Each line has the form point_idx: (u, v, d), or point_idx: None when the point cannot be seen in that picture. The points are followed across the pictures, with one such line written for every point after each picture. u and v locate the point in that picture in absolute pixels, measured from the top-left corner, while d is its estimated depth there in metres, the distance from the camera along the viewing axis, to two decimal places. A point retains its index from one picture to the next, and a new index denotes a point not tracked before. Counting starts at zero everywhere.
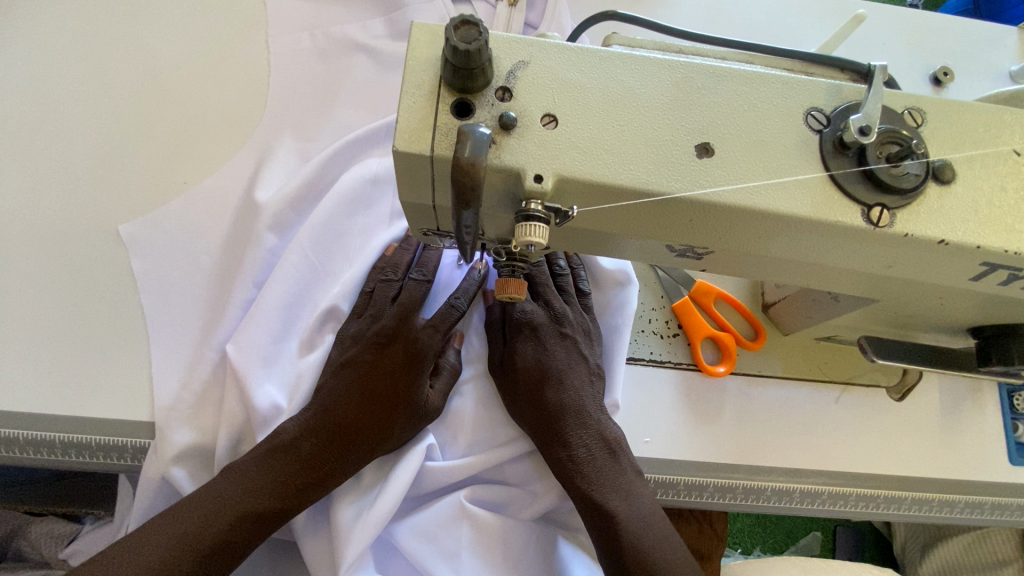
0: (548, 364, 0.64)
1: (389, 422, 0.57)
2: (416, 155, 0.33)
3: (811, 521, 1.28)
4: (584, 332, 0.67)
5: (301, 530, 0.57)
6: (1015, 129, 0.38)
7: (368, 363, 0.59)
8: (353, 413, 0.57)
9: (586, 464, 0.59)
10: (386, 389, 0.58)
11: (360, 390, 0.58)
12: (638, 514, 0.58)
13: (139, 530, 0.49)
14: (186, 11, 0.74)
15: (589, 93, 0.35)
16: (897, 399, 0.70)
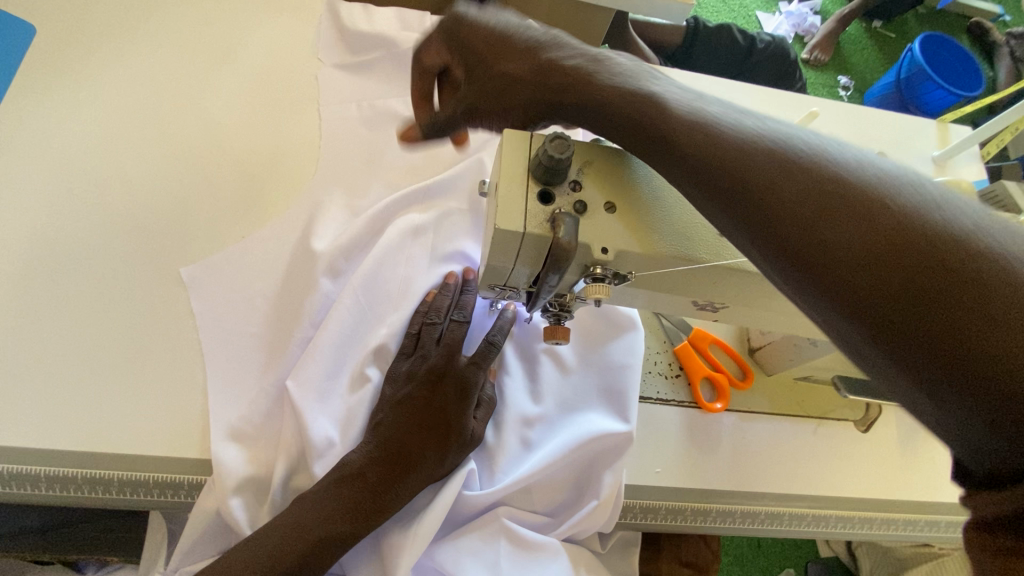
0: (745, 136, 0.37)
1: (442, 451, 0.64)
2: (511, 230, 0.43)
3: (784, 557, 1.38)
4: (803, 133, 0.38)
5: (357, 554, 0.64)
6: None
7: (422, 398, 0.66)
8: (410, 441, 0.63)
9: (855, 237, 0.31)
10: (433, 424, 0.65)
11: (415, 421, 0.65)
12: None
13: (229, 553, 0.57)
14: (247, 80, 0.83)
15: (637, 187, 0.45)
16: (863, 431, 0.82)
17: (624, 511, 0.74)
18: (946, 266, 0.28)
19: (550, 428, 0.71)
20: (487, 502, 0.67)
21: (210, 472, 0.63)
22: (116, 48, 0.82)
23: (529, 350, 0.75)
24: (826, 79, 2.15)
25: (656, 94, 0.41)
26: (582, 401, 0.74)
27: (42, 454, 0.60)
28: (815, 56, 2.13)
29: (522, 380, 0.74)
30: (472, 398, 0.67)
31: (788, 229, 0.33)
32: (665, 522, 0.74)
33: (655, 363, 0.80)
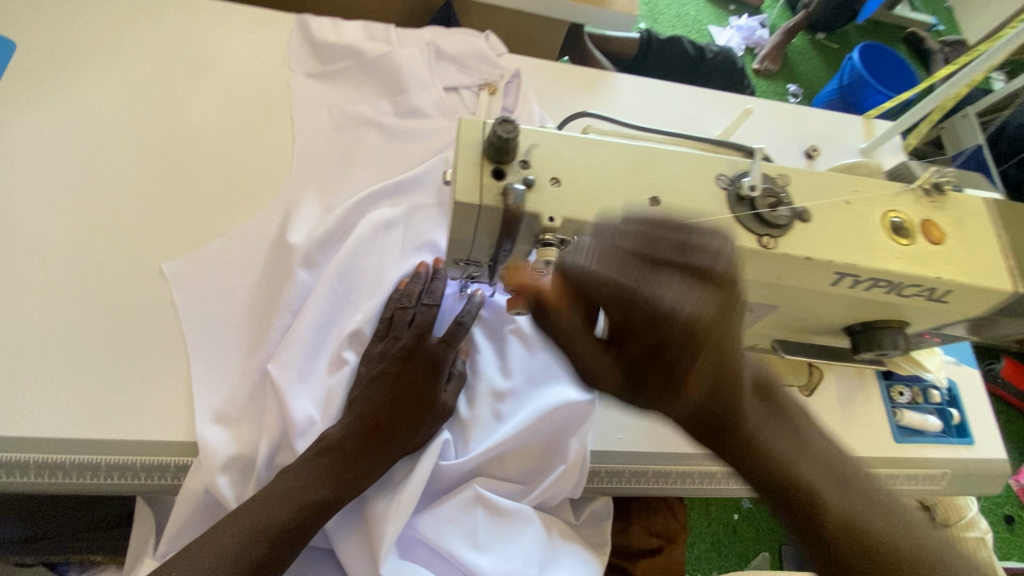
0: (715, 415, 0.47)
1: (416, 421, 0.70)
2: (469, 203, 0.49)
3: (760, 543, 1.44)
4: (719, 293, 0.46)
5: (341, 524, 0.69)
6: (843, 187, 0.60)
7: (394, 374, 0.72)
8: (386, 413, 0.69)
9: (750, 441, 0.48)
10: (409, 397, 0.71)
11: (390, 395, 0.70)
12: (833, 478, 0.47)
13: (210, 530, 0.59)
14: (222, 90, 0.88)
15: (578, 165, 0.52)
16: (807, 395, 0.90)
17: (592, 476, 0.79)
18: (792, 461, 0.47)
19: (519, 401, 0.77)
20: (463, 471, 0.72)
21: (197, 454, 0.66)
22: (94, 61, 0.85)
23: (497, 331, 0.81)
24: (777, 88, 2.30)
25: (664, 312, 0.41)
26: (548, 374, 0.79)
27: (31, 443, 0.63)
28: (766, 66, 2.29)
29: (492, 358, 0.79)
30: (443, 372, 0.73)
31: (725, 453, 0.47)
32: (630, 485, 0.81)
33: None
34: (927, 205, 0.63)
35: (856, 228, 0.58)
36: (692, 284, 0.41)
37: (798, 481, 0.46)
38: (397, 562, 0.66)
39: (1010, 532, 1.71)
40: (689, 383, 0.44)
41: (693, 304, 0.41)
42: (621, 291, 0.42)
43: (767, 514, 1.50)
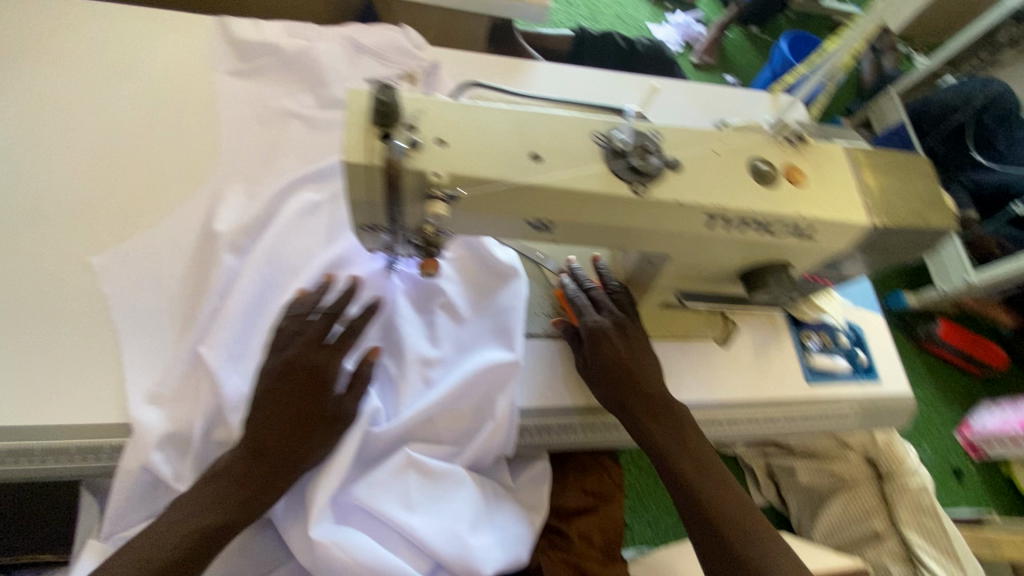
0: (631, 415, 0.77)
1: (308, 435, 0.68)
2: (358, 164, 0.53)
3: None
4: (642, 403, 0.77)
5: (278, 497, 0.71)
6: (712, 139, 0.67)
7: (278, 389, 0.68)
8: (273, 433, 0.67)
9: (650, 437, 0.76)
10: (299, 415, 0.68)
11: (273, 413, 0.67)
12: (706, 470, 0.73)
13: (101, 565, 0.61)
14: (146, 90, 0.90)
15: (462, 128, 0.57)
16: (722, 346, 0.97)
17: (522, 432, 0.84)
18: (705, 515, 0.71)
19: (447, 368, 0.81)
20: (394, 436, 0.76)
21: (130, 434, 0.68)
22: (13, 66, 0.87)
23: (423, 305, 0.85)
24: (714, 79, 2.42)
25: (619, 367, 0.78)
26: (475, 341, 0.83)
27: None
28: (704, 60, 2.41)
29: (420, 330, 0.83)
30: (333, 382, 0.70)
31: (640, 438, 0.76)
32: (557, 438, 0.87)
33: (539, 307, 0.92)
34: (791, 152, 0.70)
35: (724, 174, 0.65)
36: (609, 320, 0.80)
37: (678, 476, 0.73)
38: (330, 526, 0.69)
39: (963, 484, 1.71)
40: (643, 404, 0.77)
41: (587, 330, 0.80)
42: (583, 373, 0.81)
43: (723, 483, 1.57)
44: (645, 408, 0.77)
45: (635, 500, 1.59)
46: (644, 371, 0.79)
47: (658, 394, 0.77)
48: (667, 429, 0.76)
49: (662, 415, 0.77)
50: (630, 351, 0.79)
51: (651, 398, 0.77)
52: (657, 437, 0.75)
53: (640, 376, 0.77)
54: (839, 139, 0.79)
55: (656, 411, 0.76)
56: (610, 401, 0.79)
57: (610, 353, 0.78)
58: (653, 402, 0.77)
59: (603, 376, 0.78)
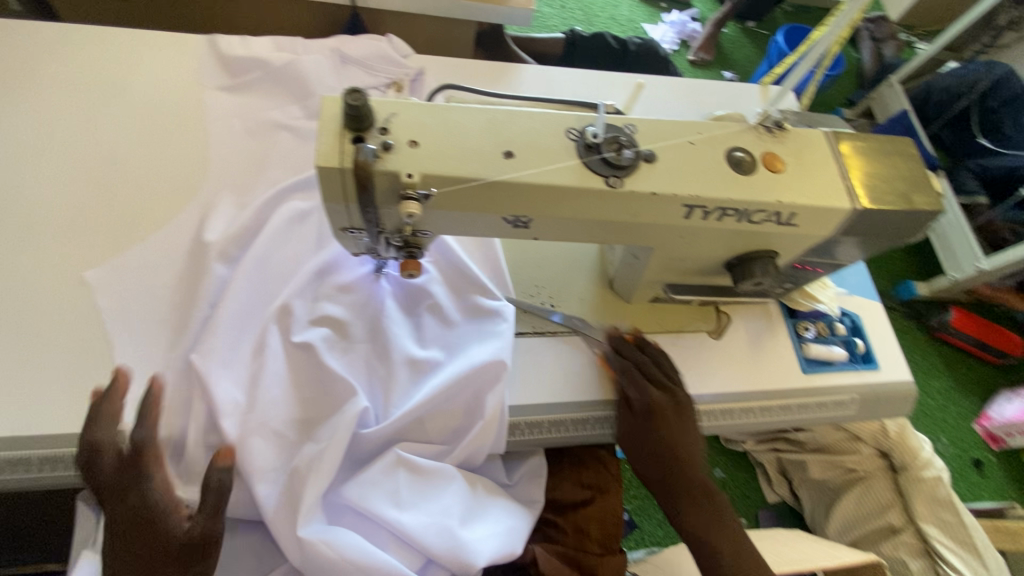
0: (673, 494, 0.78)
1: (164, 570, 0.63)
2: (331, 168, 0.54)
3: None
4: (688, 484, 0.78)
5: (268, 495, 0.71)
6: (688, 130, 0.67)
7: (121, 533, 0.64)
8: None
9: (687, 518, 0.77)
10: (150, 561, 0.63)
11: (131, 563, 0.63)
12: (737, 554, 0.76)
13: None
14: (138, 109, 0.93)
15: (434, 128, 0.58)
16: (716, 338, 0.96)
17: (513, 428, 0.84)
18: None
19: (435, 367, 0.81)
20: (384, 434, 0.77)
21: (125, 441, 0.70)
22: (10, 92, 0.90)
23: (411, 307, 0.87)
24: (711, 75, 2.42)
25: (670, 444, 0.79)
26: (464, 340, 0.84)
27: None
28: (701, 57, 2.39)
29: (408, 331, 0.84)
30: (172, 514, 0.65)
31: (681, 516, 0.78)
32: (552, 434, 0.85)
33: (529, 303, 0.92)
34: (769, 140, 0.70)
35: (701, 163, 0.65)
36: (664, 392, 0.81)
37: (711, 557, 0.75)
38: (320, 526, 0.70)
39: (982, 476, 1.66)
40: (688, 483, 0.78)
41: (640, 401, 0.81)
42: (627, 440, 0.82)
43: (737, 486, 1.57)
44: (690, 488, 0.78)
45: (643, 500, 1.57)
46: (690, 448, 0.79)
47: (702, 482, 0.78)
48: (707, 511, 0.77)
49: (702, 500, 0.78)
50: (683, 429, 0.80)
51: (696, 481, 0.78)
52: (698, 517, 0.77)
53: (688, 456, 0.79)
54: (820, 125, 0.79)
55: (701, 493, 0.78)
56: (656, 475, 0.80)
57: (661, 427, 0.79)
58: (698, 484, 0.78)
59: (652, 447, 0.79)
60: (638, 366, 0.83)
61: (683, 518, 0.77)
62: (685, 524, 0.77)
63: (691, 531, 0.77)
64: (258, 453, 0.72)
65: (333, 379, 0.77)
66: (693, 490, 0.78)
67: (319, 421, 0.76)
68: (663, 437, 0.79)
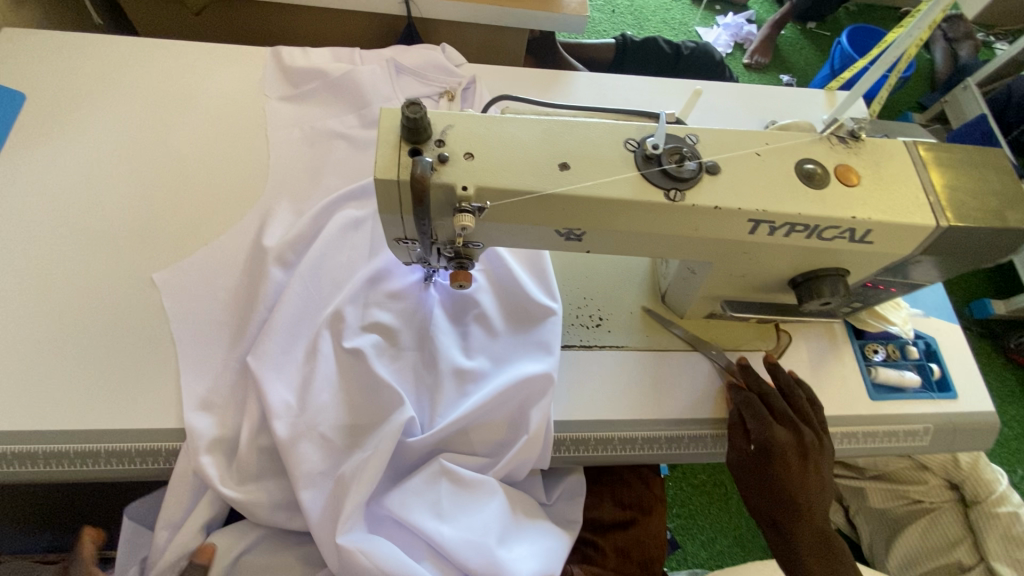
0: (786, 542, 0.73)
1: None
2: (388, 180, 0.55)
3: None
4: (817, 528, 0.72)
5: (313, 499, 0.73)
6: (754, 140, 0.63)
7: None
8: None
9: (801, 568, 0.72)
10: None
11: None
12: None
13: None
14: (206, 119, 0.97)
15: (490, 140, 0.58)
16: (775, 358, 0.91)
17: (558, 444, 0.82)
18: None
19: (481, 379, 0.81)
20: (428, 443, 0.77)
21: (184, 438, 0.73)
22: (91, 103, 0.96)
23: (458, 317, 0.86)
24: (768, 79, 2.32)
25: (801, 483, 0.72)
26: (511, 353, 0.83)
27: (40, 433, 0.71)
28: (757, 60, 2.30)
29: (454, 340, 0.84)
30: None
31: (792, 567, 0.72)
32: (597, 453, 0.82)
33: (577, 316, 0.90)
34: (843, 151, 0.65)
35: (768, 176, 0.61)
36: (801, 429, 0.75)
37: None
38: (362, 533, 0.71)
39: None
40: (814, 527, 0.72)
41: (766, 435, 0.75)
42: (744, 472, 0.76)
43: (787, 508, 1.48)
44: (814, 535, 0.72)
45: (686, 520, 1.52)
46: (818, 490, 0.73)
47: (823, 528, 0.73)
48: (824, 566, 0.72)
49: (823, 547, 0.72)
50: (820, 470, 0.74)
51: (817, 533, 0.73)
52: (813, 570, 0.72)
53: (810, 503, 0.73)
54: (899, 135, 0.73)
55: (823, 544, 0.72)
56: (770, 517, 0.74)
57: (797, 464, 0.73)
58: (823, 531, 0.73)
59: (780, 483, 0.73)
60: (759, 398, 0.79)
61: (795, 569, 0.72)
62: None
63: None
64: (309, 457, 0.74)
65: (380, 387, 0.77)
66: (810, 541, 0.72)
67: (366, 428, 0.77)
68: (786, 479, 0.73)
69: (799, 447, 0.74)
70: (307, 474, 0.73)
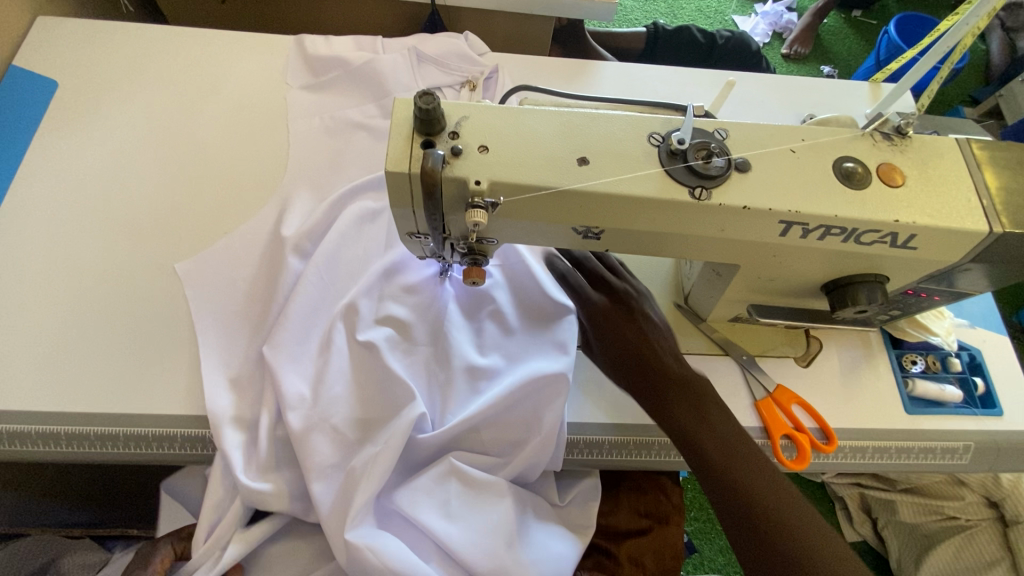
0: (660, 399, 0.73)
1: None
2: (399, 173, 0.53)
3: None
4: (619, 356, 0.76)
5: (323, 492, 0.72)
6: (789, 136, 0.59)
7: None
8: None
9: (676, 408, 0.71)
10: None
11: None
12: (727, 445, 0.68)
13: None
14: (229, 108, 0.98)
15: (506, 133, 0.55)
16: (804, 366, 0.87)
17: (571, 447, 0.80)
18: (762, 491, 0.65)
19: (495, 377, 0.79)
20: (438, 440, 0.76)
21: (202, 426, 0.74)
22: (119, 92, 0.98)
23: (474, 312, 0.85)
24: (808, 70, 2.22)
25: (633, 345, 0.76)
26: (526, 351, 0.81)
27: (63, 416, 0.73)
28: (796, 50, 2.20)
29: (469, 336, 0.82)
30: None
31: (695, 431, 0.69)
32: (609, 458, 0.80)
33: None
34: (887, 148, 0.60)
35: (802, 175, 0.57)
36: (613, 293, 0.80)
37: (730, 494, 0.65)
38: (369, 530, 0.70)
39: None
40: (662, 389, 0.73)
41: (599, 297, 0.80)
42: (603, 351, 0.78)
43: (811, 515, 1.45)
44: (668, 402, 0.72)
45: (704, 523, 1.48)
46: (656, 348, 0.75)
47: (682, 378, 0.73)
48: (714, 443, 0.68)
49: (701, 413, 0.71)
50: (646, 333, 0.76)
51: (696, 394, 0.72)
52: (708, 417, 0.70)
53: (670, 366, 0.74)
54: (951, 132, 0.67)
55: (702, 414, 0.70)
56: (637, 383, 0.75)
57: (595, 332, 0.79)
58: (671, 400, 0.72)
59: (605, 341, 0.78)
60: (595, 271, 0.81)
61: (695, 448, 0.69)
62: (707, 464, 0.67)
63: (724, 475, 0.66)
64: (320, 449, 0.74)
65: (392, 381, 0.77)
66: (698, 395, 0.72)
67: (377, 422, 0.76)
68: (619, 343, 0.77)
69: (620, 304, 0.79)
70: (319, 466, 0.73)
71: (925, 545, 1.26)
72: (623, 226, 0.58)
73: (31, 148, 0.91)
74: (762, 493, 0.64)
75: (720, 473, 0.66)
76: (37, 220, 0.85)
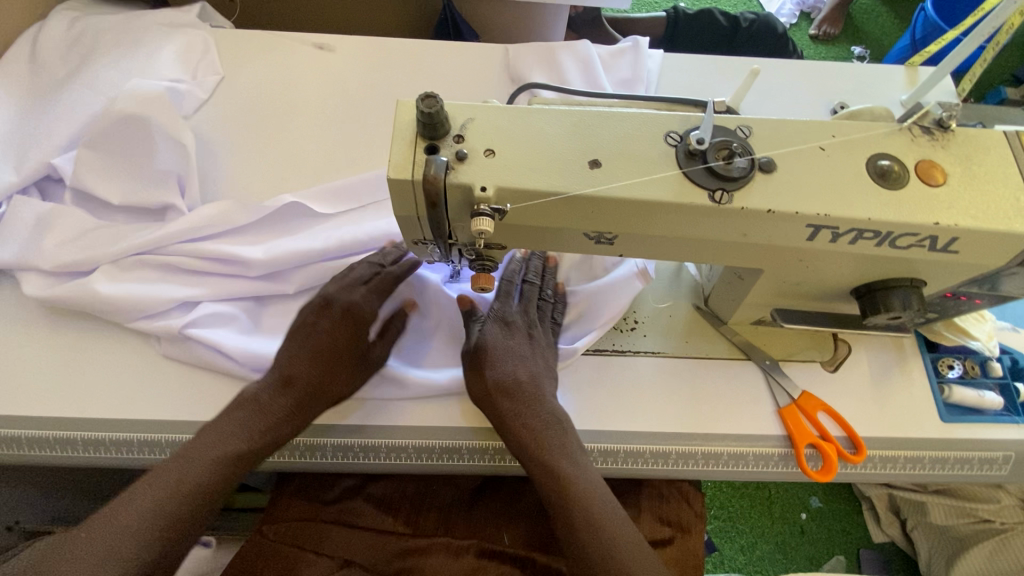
0: (526, 409, 0.72)
1: None
2: (402, 179, 0.51)
3: (831, 544, 1.42)
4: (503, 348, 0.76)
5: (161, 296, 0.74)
6: (819, 133, 0.55)
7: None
8: None
9: (532, 422, 0.72)
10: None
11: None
12: (582, 469, 0.71)
13: None
14: (236, 105, 0.96)
15: (515, 135, 0.53)
16: (831, 370, 0.83)
17: None
18: (589, 512, 0.69)
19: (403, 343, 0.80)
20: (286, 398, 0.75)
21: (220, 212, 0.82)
22: None
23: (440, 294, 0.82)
24: (839, 52, 2.11)
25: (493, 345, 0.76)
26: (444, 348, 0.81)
27: (75, 422, 0.73)
28: (824, 31, 2.10)
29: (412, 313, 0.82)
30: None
31: (537, 450, 0.71)
32: (625, 466, 0.77)
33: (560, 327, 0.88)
34: (927, 143, 0.56)
35: (830, 175, 0.53)
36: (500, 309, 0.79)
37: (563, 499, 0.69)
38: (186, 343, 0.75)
39: None
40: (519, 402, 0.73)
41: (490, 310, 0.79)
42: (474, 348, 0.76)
43: (839, 516, 1.44)
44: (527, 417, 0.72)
45: (726, 522, 1.44)
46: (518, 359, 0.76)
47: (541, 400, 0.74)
48: (555, 460, 0.70)
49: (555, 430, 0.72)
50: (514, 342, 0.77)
51: (550, 415, 0.73)
52: (559, 435, 0.72)
53: (530, 385, 0.74)
54: (998, 123, 0.62)
55: (554, 435, 0.72)
56: (509, 396, 0.73)
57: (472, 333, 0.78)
58: (528, 417, 0.72)
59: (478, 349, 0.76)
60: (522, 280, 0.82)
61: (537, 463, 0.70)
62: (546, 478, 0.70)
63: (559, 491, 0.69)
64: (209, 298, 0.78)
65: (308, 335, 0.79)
66: (552, 419, 0.73)
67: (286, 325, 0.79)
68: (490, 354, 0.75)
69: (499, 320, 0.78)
70: (179, 293, 0.77)
71: (957, 548, 1.20)
72: (636, 232, 0.55)
73: (28, 134, 0.86)
74: (588, 513, 0.68)
75: (553, 491, 0.70)
76: (34, 212, 0.80)
